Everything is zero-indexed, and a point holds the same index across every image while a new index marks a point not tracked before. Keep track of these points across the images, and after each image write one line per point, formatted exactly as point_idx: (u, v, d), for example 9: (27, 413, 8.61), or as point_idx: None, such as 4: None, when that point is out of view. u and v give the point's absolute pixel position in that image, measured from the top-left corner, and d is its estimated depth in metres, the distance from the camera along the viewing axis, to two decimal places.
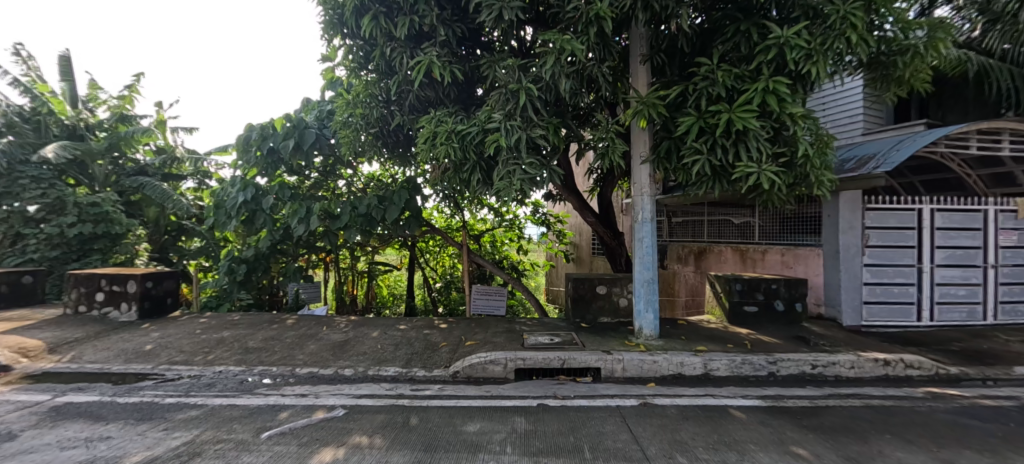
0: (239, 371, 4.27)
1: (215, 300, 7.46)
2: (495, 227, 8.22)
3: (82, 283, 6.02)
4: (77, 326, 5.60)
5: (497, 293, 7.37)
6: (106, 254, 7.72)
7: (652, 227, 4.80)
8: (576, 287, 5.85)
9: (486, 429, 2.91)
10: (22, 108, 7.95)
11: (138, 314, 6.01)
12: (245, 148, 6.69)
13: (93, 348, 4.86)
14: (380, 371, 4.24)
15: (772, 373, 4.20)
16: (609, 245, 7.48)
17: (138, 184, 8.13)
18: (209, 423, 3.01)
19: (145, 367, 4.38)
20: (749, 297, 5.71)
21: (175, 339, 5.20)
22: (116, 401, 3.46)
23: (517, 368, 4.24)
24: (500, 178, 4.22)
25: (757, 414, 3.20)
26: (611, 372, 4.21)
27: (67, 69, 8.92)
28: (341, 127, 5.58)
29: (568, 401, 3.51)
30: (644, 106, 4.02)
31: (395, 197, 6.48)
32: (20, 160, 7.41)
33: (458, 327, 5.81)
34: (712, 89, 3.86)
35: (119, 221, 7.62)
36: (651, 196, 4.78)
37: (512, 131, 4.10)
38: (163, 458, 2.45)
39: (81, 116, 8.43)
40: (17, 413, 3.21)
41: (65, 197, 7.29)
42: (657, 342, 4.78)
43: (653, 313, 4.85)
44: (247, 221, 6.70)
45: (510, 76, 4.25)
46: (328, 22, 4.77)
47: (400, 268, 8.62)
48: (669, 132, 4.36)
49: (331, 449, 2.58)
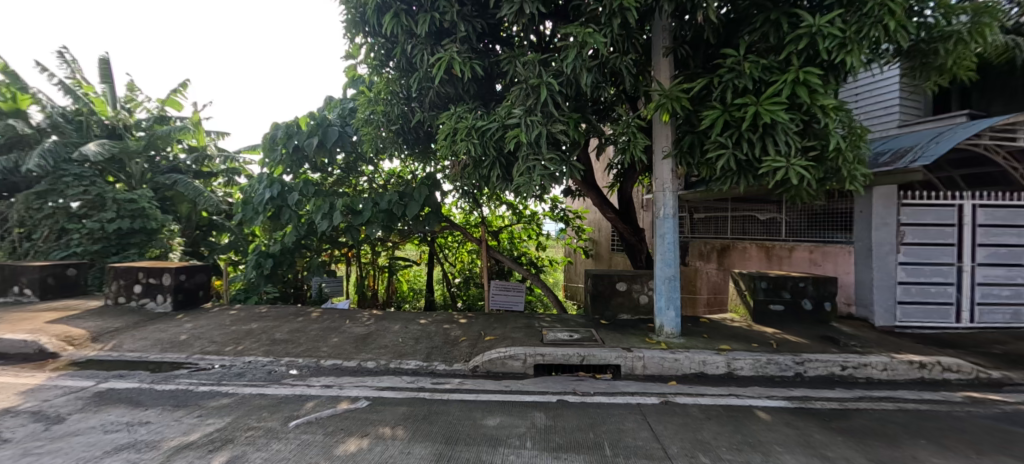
0: (267, 361, 4.42)
1: (244, 292, 7.75)
2: (513, 223, 8.27)
3: (122, 276, 6.34)
4: (117, 316, 5.91)
5: (515, 289, 7.38)
6: (142, 247, 8.10)
7: (675, 223, 4.70)
8: (596, 283, 5.81)
9: (506, 423, 2.93)
10: (65, 109, 8.50)
11: (172, 305, 6.28)
12: (271, 147, 6.87)
13: (132, 338, 5.11)
14: (401, 364, 4.32)
15: (798, 374, 4.08)
16: (629, 242, 7.35)
17: (172, 181, 8.53)
18: (240, 411, 3.13)
19: (180, 356, 4.59)
20: (774, 294, 5.54)
21: (207, 330, 5.42)
22: (153, 388, 3.64)
23: (537, 363, 4.24)
24: (520, 174, 4.22)
25: (782, 415, 3.12)
26: (631, 369, 4.17)
27: (106, 71, 9.37)
28: (363, 124, 5.68)
29: (587, 398, 3.49)
30: (667, 100, 3.95)
31: (416, 193, 6.58)
32: (64, 158, 7.81)
33: (477, 322, 5.86)
34: (739, 81, 3.74)
35: (154, 216, 7.99)
36: (673, 191, 4.66)
37: (532, 126, 4.09)
38: (198, 444, 2.57)
39: (119, 116, 8.97)
40: (65, 397, 3.42)
41: (105, 194, 7.69)
42: (678, 340, 4.69)
43: (675, 310, 4.77)
44: (274, 216, 6.92)
45: (530, 71, 4.18)
46: (351, 21, 4.83)
47: (419, 263, 8.69)
48: (693, 126, 4.30)
49: (356, 439, 2.65)
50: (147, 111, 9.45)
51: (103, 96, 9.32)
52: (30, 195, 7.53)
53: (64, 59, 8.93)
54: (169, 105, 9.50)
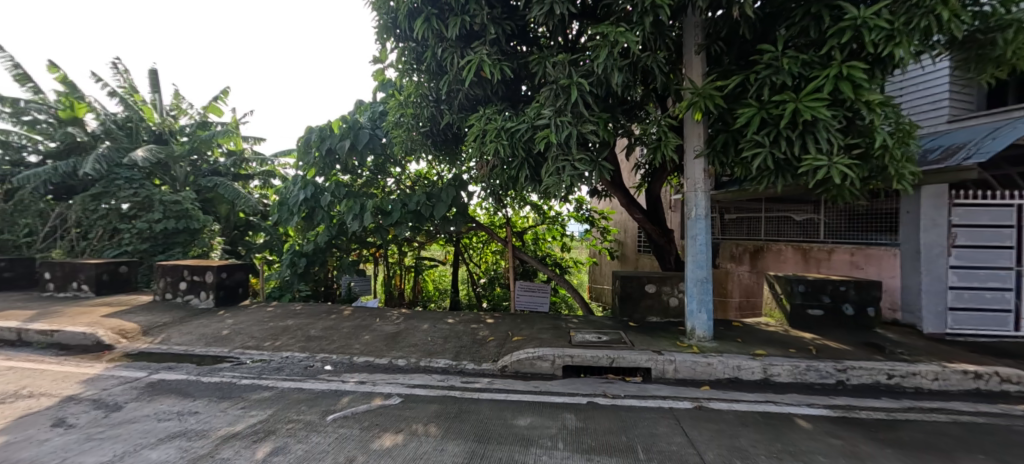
0: (303, 357, 4.59)
1: (278, 290, 8.04)
2: (537, 224, 8.27)
3: (169, 273, 6.70)
4: (165, 312, 6.25)
5: (541, 290, 7.38)
6: (186, 247, 8.54)
7: (708, 224, 4.58)
8: (624, 285, 5.74)
9: (536, 424, 2.94)
10: (117, 116, 9.09)
11: (215, 301, 6.59)
12: (305, 150, 7.12)
13: (179, 332, 5.39)
14: (431, 362, 4.39)
15: (840, 382, 3.91)
16: (657, 243, 7.22)
17: (213, 184, 9.00)
18: (281, 404, 3.26)
19: (222, 350, 4.82)
20: (813, 299, 5.32)
21: (247, 326, 5.66)
22: (200, 380, 3.84)
23: (566, 365, 4.23)
24: (549, 174, 4.23)
25: (824, 424, 3.00)
26: (662, 373, 4.10)
27: (154, 80, 9.94)
28: (393, 127, 5.83)
29: (618, 400, 3.45)
30: (700, 99, 3.87)
31: (443, 194, 6.69)
32: (115, 163, 8.35)
33: (504, 322, 5.89)
34: (777, 77, 3.61)
35: (197, 217, 8.44)
36: (705, 192, 4.55)
37: (562, 126, 4.08)
38: (243, 435, 2.69)
39: (165, 122, 9.52)
40: (122, 386, 3.65)
41: (152, 196, 8.19)
42: (711, 344, 4.57)
43: (707, 313, 4.66)
44: (307, 217, 7.18)
45: (560, 72, 4.17)
46: (382, 26, 4.94)
47: (445, 263, 8.79)
48: (727, 124, 4.21)
49: (391, 435, 2.71)
50: (190, 118, 9.97)
51: (151, 103, 9.90)
52: (86, 197, 8.08)
53: (116, 70, 9.55)
54: (211, 112, 10.00)
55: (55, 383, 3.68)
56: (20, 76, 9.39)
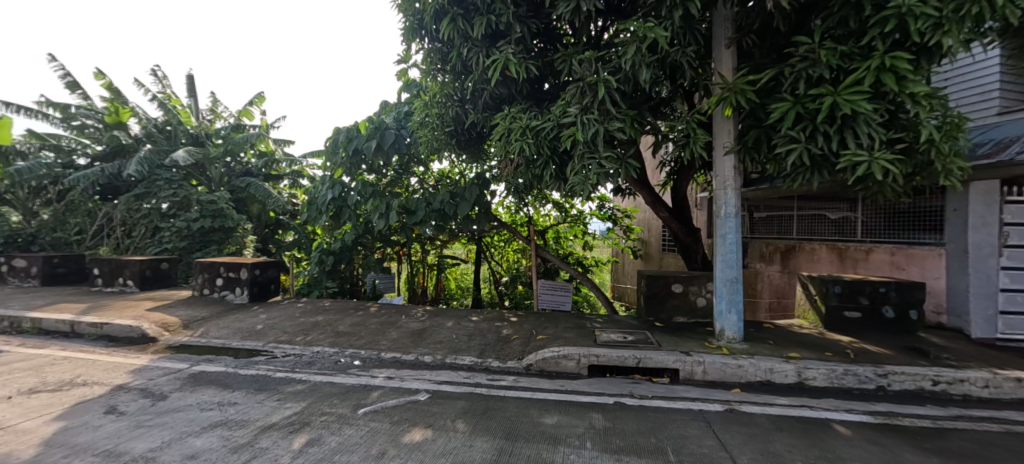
0: (333, 352, 4.72)
1: (307, 287, 8.29)
2: (559, 223, 8.23)
3: (206, 269, 7.01)
4: (203, 307, 6.54)
5: (563, 289, 7.36)
6: (222, 245, 8.91)
7: (738, 222, 4.46)
8: (650, 284, 5.65)
9: (563, 422, 2.93)
10: (158, 120, 9.57)
11: (249, 297, 6.85)
12: (333, 150, 7.29)
13: (217, 326, 5.63)
14: (457, 359, 4.44)
15: (880, 387, 3.74)
16: (683, 242, 7.07)
17: (246, 184, 9.36)
18: (314, 397, 3.36)
19: (257, 344, 5.00)
20: (850, 300, 5.10)
21: (279, 321, 5.86)
22: (238, 372, 4.01)
23: (592, 364, 4.20)
24: (574, 173, 4.21)
25: (864, 430, 2.88)
26: (690, 374, 4.02)
27: (191, 86, 10.40)
28: (419, 127, 5.92)
29: (646, 401, 3.41)
30: (731, 93, 3.76)
31: (467, 193, 6.75)
32: (157, 165, 8.78)
33: (528, 321, 5.89)
34: (814, 70, 3.47)
35: (231, 216, 8.78)
36: (735, 189, 4.43)
37: (589, 124, 4.05)
38: (279, 426, 2.79)
39: (202, 125, 9.95)
40: (166, 377, 3.84)
41: (190, 196, 8.58)
42: (741, 346, 4.45)
43: (738, 314, 4.53)
44: (335, 216, 7.36)
45: (587, 69, 4.13)
46: (408, 28, 5.01)
47: (467, 261, 8.85)
48: (759, 120, 4.09)
49: (420, 430, 2.76)
50: (225, 121, 10.39)
51: (189, 108, 10.36)
52: (130, 198, 8.53)
53: (156, 76, 10.04)
54: (244, 115, 10.38)
55: (107, 372, 3.91)
56: (71, 84, 9.98)
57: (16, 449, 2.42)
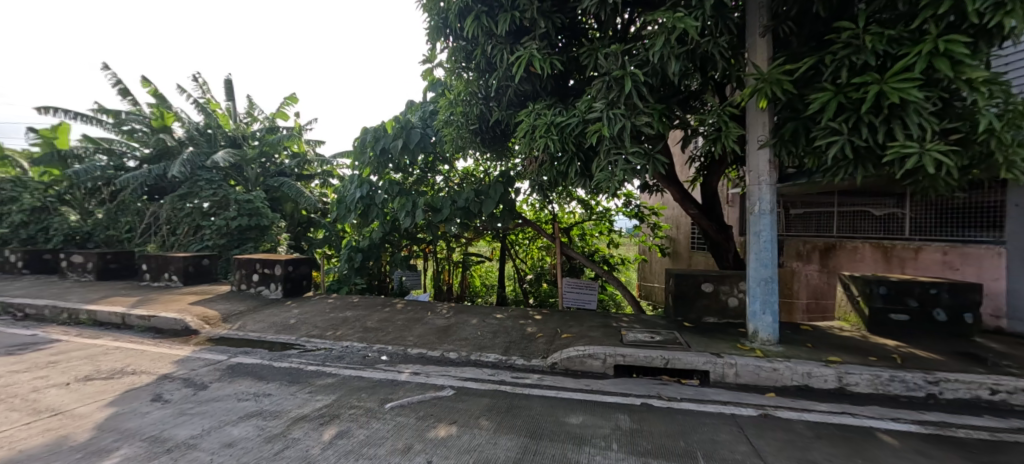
0: (362, 346, 4.83)
1: (337, 283, 8.52)
2: (584, 220, 8.12)
3: (243, 266, 7.32)
4: (240, 301, 6.83)
5: (589, 287, 7.29)
6: (258, 242, 9.29)
7: (773, 219, 4.27)
8: (678, 283, 5.50)
9: (588, 423, 2.89)
10: (200, 124, 10.07)
11: (282, 293, 7.12)
12: (361, 150, 7.47)
13: (253, 320, 5.88)
14: (482, 356, 4.46)
15: (931, 395, 3.50)
16: (713, 239, 6.84)
17: (280, 183, 9.72)
18: (343, 390, 3.45)
19: (290, 337, 5.19)
20: (896, 302, 4.78)
21: (310, 316, 6.06)
22: (272, 365, 4.16)
23: (618, 364, 4.13)
24: (600, 169, 4.13)
25: (912, 441, 2.70)
26: (721, 377, 3.88)
27: (229, 90, 10.87)
28: (444, 125, 5.96)
29: (674, 403, 3.32)
30: (766, 84, 3.59)
31: (491, 191, 6.77)
32: (198, 166, 9.24)
33: (553, 319, 5.85)
34: (858, 57, 3.26)
35: (266, 215, 9.15)
36: (771, 185, 4.24)
37: (615, 119, 3.96)
38: (310, 417, 2.88)
39: (239, 128, 10.39)
40: (207, 367, 4.04)
41: (229, 195, 9.00)
42: (776, 348, 4.27)
43: (773, 315, 4.34)
44: (363, 214, 7.53)
45: (613, 63, 4.04)
46: (433, 27, 5.05)
47: (492, 259, 8.87)
48: (796, 111, 3.90)
49: (445, 426, 2.78)
50: (260, 123, 10.80)
51: (227, 111, 10.84)
52: (175, 198, 9.01)
53: (198, 82, 10.56)
54: (277, 117, 10.77)
55: (154, 362, 4.14)
56: (121, 91, 10.63)
57: (73, 433, 2.60)
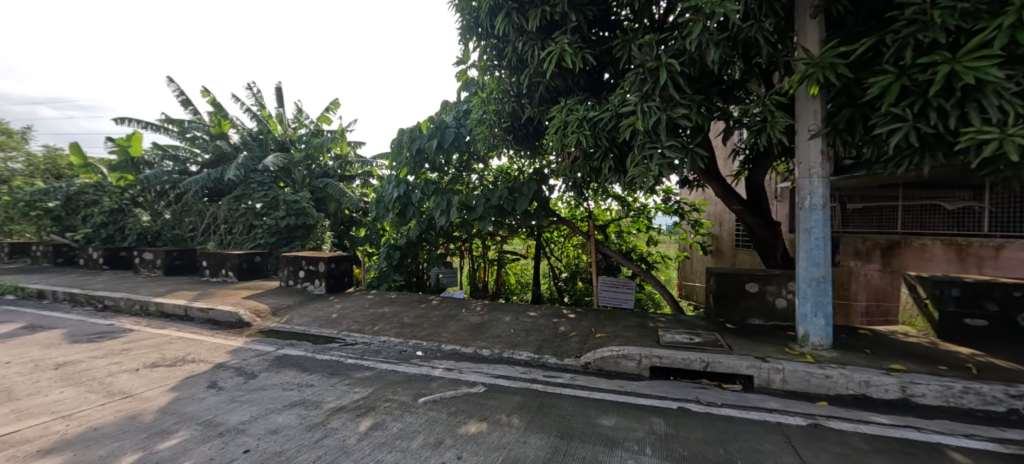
0: (398, 342, 4.98)
1: (377, 280, 8.80)
2: (621, 217, 7.94)
3: (291, 263, 7.74)
4: (288, 296, 7.24)
5: (626, 286, 7.12)
6: (304, 240, 9.79)
7: (826, 215, 3.97)
8: (720, 282, 5.26)
9: (622, 425, 2.82)
10: (253, 129, 10.76)
11: (326, 288, 7.47)
12: (398, 151, 7.70)
13: (299, 314, 6.20)
14: (514, 354, 4.46)
15: (1013, 411, 3.13)
16: (759, 236, 6.46)
17: (324, 184, 10.23)
18: (379, 384, 3.57)
19: (332, 331, 5.43)
20: (971, 306, 4.31)
21: (351, 311, 6.31)
22: (315, 357, 4.37)
23: (654, 366, 4.00)
24: (635, 164, 4.02)
25: (990, 461, 2.41)
26: (767, 383, 3.66)
27: (278, 97, 11.53)
28: (477, 124, 6.00)
29: (713, 408, 3.17)
30: (817, 69, 3.34)
31: (525, 189, 6.76)
32: (251, 169, 9.87)
33: (587, 318, 5.76)
34: (924, 35, 2.95)
35: (311, 214, 9.63)
36: (823, 178, 3.94)
37: (650, 112, 3.83)
38: (348, 409, 2.99)
39: (286, 132, 11.00)
40: (257, 358, 4.31)
41: (278, 197, 9.56)
42: (829, 354, 3.97)
43: (825, 317, 4.04)
44: (400, 213, 7.75)
45: (647, 54, 3.91)
46: (465, 27, 5.10)
47: (527, 257, 8.85)
48: (853, 97, 3.60)
49: (476, 422, 2.80)
50: (306, 127, 11.37)
51: (277, 117, 11.51)
52: (231, 199, 9.67)
53: (251, 90, 11.29)
54: (322, 121, 11.30)
55: (210, 352, 4.47)
56: (185, 101, 11.54)
57: (140, 414, 2.85)
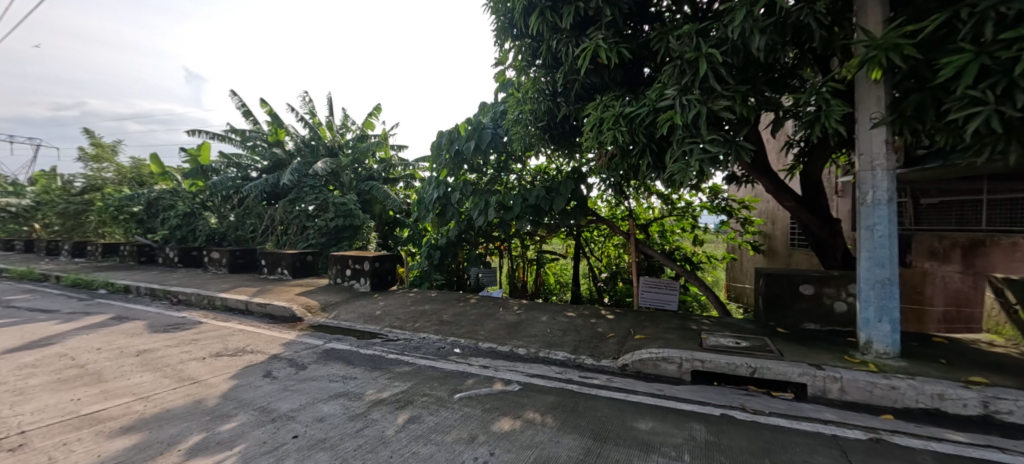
0: (437, 339, 5.11)
1: (419, 279, 9.04)
2: (664, 215, 7.69)
3: (338, 262, 8.17)
4: (337, 293, 7.64)
5: (668, 287, 6.88)
6: (351, 241, 10.29)
7: (892, 211, 3.62)
8: (770, 284, 4.95)
9: (659, 430, 2.73)
10: (306, 136, 11.46)
11: (371, 286, 7.80)
12: (438, 153, 7.90)
13: (346, 310, 6.53)
14: (550, 354, 4.44)
15: None
16: (816, 235, 6.00)
17: (369, 187, 10.70)
18: (417, 379, 3.68)
19: (376, 327, 5.67)
20: None
21: (394, 308, 6.56)
22: (359, 351, 4.59)
23: (696, 370, 3.84)
24: (674, 160, 3.87)
25: None
26: (822, 392, 3.40)
27: (328, 105, 12.19)
28: (514, 124, 6.02)
29: (760, 417, 2.99)
30: (879, 52, 3.07)
31: (562, 188, 6.71)
32: (304, 174, 10.51)
33: (626, 319, 5.62)
34: (1009, 6, 2.62)
35: (357, 216, 10.09)
36: (888, 170, 3.60)
37: (689, 106, 3.67)
38: (387, 401, 3.12)
39: (335, 138, 11.61)
40: (307, 351, 4.59)
41: (328, 199, 10.11)
42: (897, 363, 3.62)
43: (892, 323, 3.69)
44: (440, 214, 7.95)
45: (686, 45, 3.76)
46: (500, 28, 5.14)
47: (566, 257, 8.76)
48: (923, 80, 3.27)
49: (509, 419, 2.83)
50: (353, 133, 11.93)
51: (327, 124, 12.18)
52: (286, 202, 10.34)
53: (304, 99, 12.04)
54: (368, 127, 11.83)
55: (266, 344, 4.81)
56: (246, 112, 12.49)
57: (205, 399, 3.12)
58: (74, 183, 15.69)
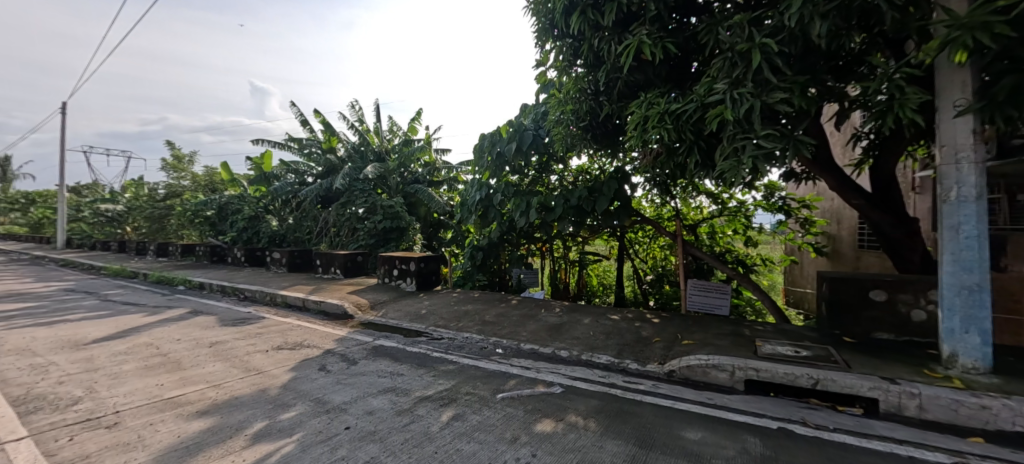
0: (480, 338, 5.19)
1: (462, 279, 9.22)
2: (714, 216, 7.33)
3: (386, 262, 8.53)
4: (384, 292, 7.97)
5: (718, 290, 6.56)
6: (398, 242, 10.69)
7: (980, 209, 3.24)
8: (834, 289, 4.58)
9: (709, 441, 2.60)
10: (356, 142, 12.08)
11: (416, 286, 8.07)
12: (480, 155, 8.02)
13: (393, 309, 6.80)
14: (593, 357, 4.38)
15: None
16: (889, 236, 5.47)
17: (415, 190, 11.08)
18: (461, 377, 3.76)
19: (421, 326, 5.85)
20: None
21: (438, 308, 6.74)
22: (406, 349, 4.75)
23: (750, 379, 3.63)
24: (725, 157, 3.68)
25: None
26: (897, 409, 3.09)
27: (376, 111, 12.75)
28: (555, 124, 5.99)
29: (824, 433, 2.77)
30: (964, 32, 2.75)
31: (605, 188, 6.60)
32: (354, 179, 11.06)
33: (673, 323, 5.43)
34: None
35: (403, 217, 10.51)
36: (975, 164, 3.22)
37: (740, 100, 3.49)
38: (432, 398, 3.21)
39: (383, 143, 12.13)
40: (358, 347, 4.82)
41: (376, 202, 10.57)
42: (988, 379, 3.22)
43: (981, 334, 3.29)
44: (482, 215, 8.08)
45: (737, 36, 3.57)
46: (541, 29, 5.14)
47: (610, 258, 8.57)
48: (1019, 61, 2.89)
49: (551, 421, 2.82)
50: (399, 138, 12.40)
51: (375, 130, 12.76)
52: (338, 206, 10.91)
53: (354, 108, 12.69)
54: (413, 131, 12.29)
55: (321, 339, 5.11)
56: (303, 122, 13.35)
57: (268, 388, 3.37)
58: (158, 190, 17.47)
